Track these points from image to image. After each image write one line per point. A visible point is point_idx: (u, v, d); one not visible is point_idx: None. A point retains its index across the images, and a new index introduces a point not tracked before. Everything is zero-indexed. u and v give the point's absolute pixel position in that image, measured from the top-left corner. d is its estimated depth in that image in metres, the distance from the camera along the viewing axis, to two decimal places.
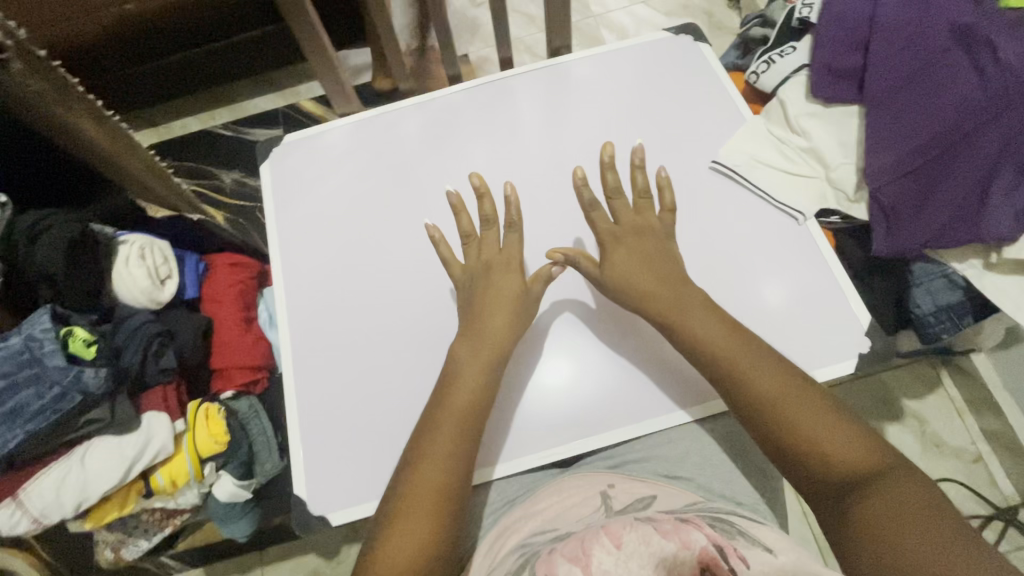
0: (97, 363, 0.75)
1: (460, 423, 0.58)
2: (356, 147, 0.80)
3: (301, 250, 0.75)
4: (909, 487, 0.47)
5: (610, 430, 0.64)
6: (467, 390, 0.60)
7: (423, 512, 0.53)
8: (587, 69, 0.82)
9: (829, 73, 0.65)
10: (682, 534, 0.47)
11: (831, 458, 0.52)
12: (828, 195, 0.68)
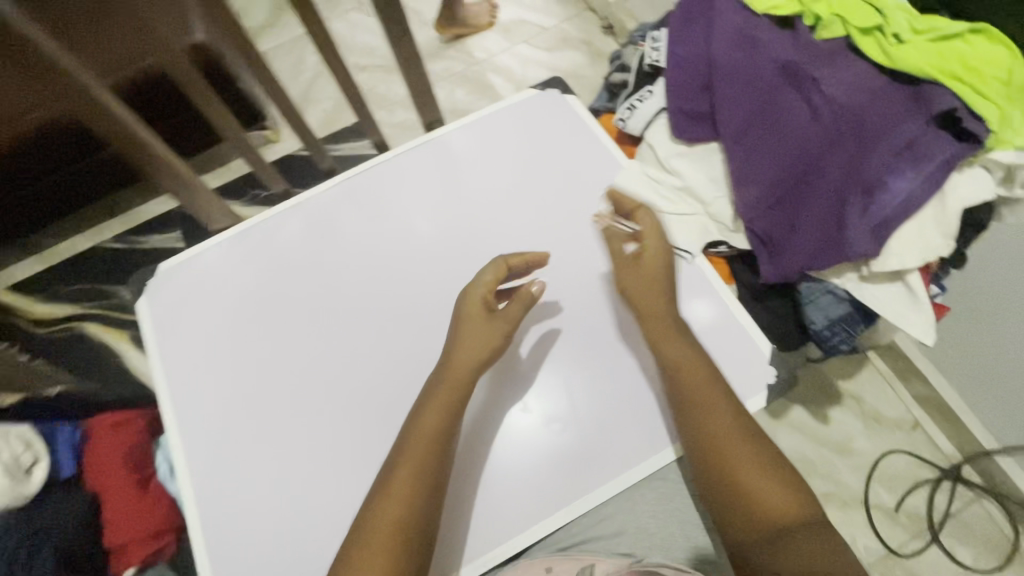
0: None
1: (415, 487, 0.56)
2: (240, 262, 0.76)
3: (191, 387, 0.70)
4: (816, 541, 0.51)
5: (557, 508, 0.61)
6: (428, 443, 0.58)
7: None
8: (464, 140, 0.82)
9: (684, 117, 0.67)
10: None
11: (762, 506, 0.54)
12: (711, 229, 0.69)
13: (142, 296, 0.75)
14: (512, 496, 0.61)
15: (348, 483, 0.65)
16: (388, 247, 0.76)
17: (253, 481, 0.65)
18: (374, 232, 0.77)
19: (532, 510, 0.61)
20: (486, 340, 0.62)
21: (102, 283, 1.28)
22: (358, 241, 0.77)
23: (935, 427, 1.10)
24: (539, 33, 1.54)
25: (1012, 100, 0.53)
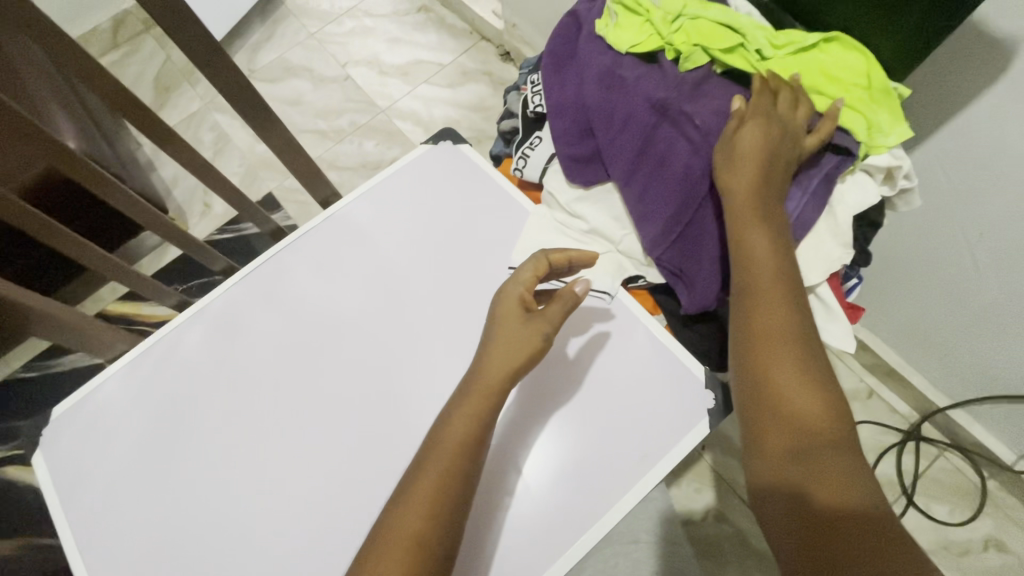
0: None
1: (438, 499, 0.50)
2: (140, 389, 0.68)
3: (107, 543, 0.63)
4: (854, 488, 0.40)
5: (572, 550, 0.57)
6: (453, 453, 0.52)
7: None
8: (363, 212, 0.77)
9: (575, 163, 0.66)
10: None
11: (797, 417, 0.45)
12: (624, 266, 0.68)
13: (36, 449, 0.66)
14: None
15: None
16: (304, 338, 0.71)
17: None
18: (282, 329, 0.72)
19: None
20: (527, 344, 0.56)
21: (17, 420, 1.17)
22: (266, 343, 0.71)
23: (888, 391, 1.12)
24: (438, 71, 1.52)
25: (875, 101, 0.54)
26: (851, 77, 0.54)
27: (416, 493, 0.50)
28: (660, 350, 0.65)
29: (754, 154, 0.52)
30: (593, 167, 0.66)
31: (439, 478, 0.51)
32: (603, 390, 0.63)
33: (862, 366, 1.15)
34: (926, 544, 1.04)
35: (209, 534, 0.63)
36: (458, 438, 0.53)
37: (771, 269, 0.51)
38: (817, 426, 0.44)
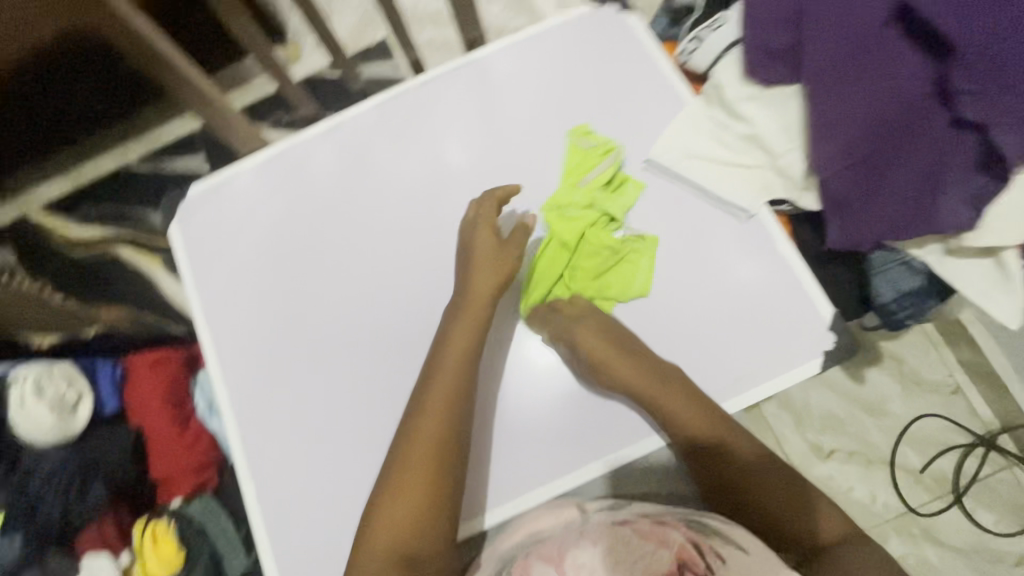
0: (12, 532, 0.73)
1: (448, 429, 0.55)
2: (270, 192, 0.73)
3: (230, 321, 0.70)
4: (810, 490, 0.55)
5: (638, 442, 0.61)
6: (450, 379, 0.57)
7: (410, 498, 0.52)
8: (504, 68, 0.73)
9: (764, 55, 0.58)
10: (659, 533, 0.50)
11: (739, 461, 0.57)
12: (774, 185, 0.62)
13: (174, 221, 0.74)
14: (518, 449, 0.61)
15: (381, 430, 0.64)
16: (425, 180, 0.71)
17: (292, 422, 0.66)
18: (406, 167, 0.72)
19: (526, 462, 0.61)
20: (500, 261, 0.62)
21: None
22: (389, 178, 0.72)
23: (976, 393, 1.07)
24: None
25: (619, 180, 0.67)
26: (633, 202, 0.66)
27: (428, 420, 0.55)
28: (789, 282, 0.60)
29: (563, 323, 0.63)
30: (782, 62, 0.58)
31: (444, 409, 0.55)
32: (708, 306, 0.62)
33: (958, 361, 1.08)
34: (959, 543, 1.03)
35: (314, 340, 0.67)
36: (444, 380, 0.57)
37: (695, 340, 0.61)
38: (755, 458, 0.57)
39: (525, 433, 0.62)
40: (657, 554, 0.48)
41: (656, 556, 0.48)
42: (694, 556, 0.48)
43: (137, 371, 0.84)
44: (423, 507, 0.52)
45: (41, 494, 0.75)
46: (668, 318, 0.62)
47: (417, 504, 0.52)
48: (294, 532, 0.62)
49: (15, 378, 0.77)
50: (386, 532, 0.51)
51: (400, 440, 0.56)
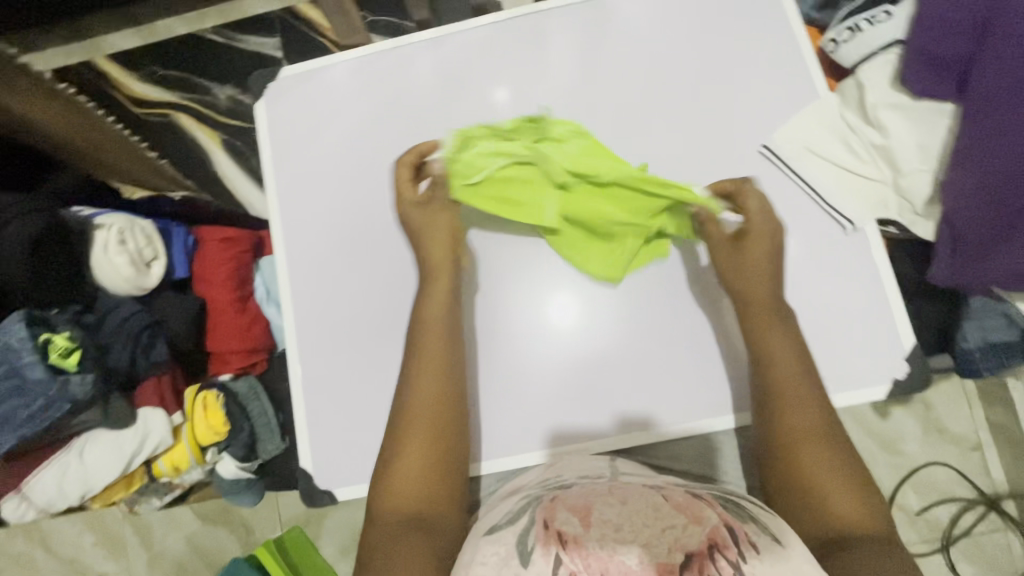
0: (85, 368, 0.66)
1: (445, 389, 0.58)
2: (364, 91, 0.71)
3: (302, 212, 0.69)
4: (846, 465, 0.52)
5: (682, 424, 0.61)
6: (438, 333, 0.59)
7: (417, 450, 0.55)
8: (632, 14, 0.68)
9: (926, 62, 0.56)
10: (693, 509, 0.46)
11: (786, 414, 0.54)
12: (892, 204, 0.60)
13: (260, 96, 0.72)
14: (524, 404, 0.63)
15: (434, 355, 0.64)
16: (524, 114, 0.68)
17: (347, 327, 0.66)
18: (510, 98, 0.69)
19: (539, 412, 0.63)
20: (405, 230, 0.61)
21: None
22: (489, 106, 0.69)
23: (995, 454, 1.06)
24: None
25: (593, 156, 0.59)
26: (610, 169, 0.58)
27: (421, 391, 0.57)
28: (881, 304, 0.58)
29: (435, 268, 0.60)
30: (947, 74, 0.56)
31: (437, 382, 0.58)
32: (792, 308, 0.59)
33: (987, 420, 1.07)
34: None
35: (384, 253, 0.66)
36: (424, 339, 0.59)
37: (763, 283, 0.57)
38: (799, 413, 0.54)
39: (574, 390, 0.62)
40: (688, 527, 0.44)
41: (686, 529, 0.44)
42: (727, 539, 0.43)
43: (207, 243, 0.78)
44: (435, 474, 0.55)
45: (111, 341, 0.71)
46: (734, 257, 0.58)
47: (434, 461, 0.55)
48: (332, 432, 0.64)
49: (99, 223, 0.72)
50: (407, 488, 0.54)
51: (402, 414, 0.57)
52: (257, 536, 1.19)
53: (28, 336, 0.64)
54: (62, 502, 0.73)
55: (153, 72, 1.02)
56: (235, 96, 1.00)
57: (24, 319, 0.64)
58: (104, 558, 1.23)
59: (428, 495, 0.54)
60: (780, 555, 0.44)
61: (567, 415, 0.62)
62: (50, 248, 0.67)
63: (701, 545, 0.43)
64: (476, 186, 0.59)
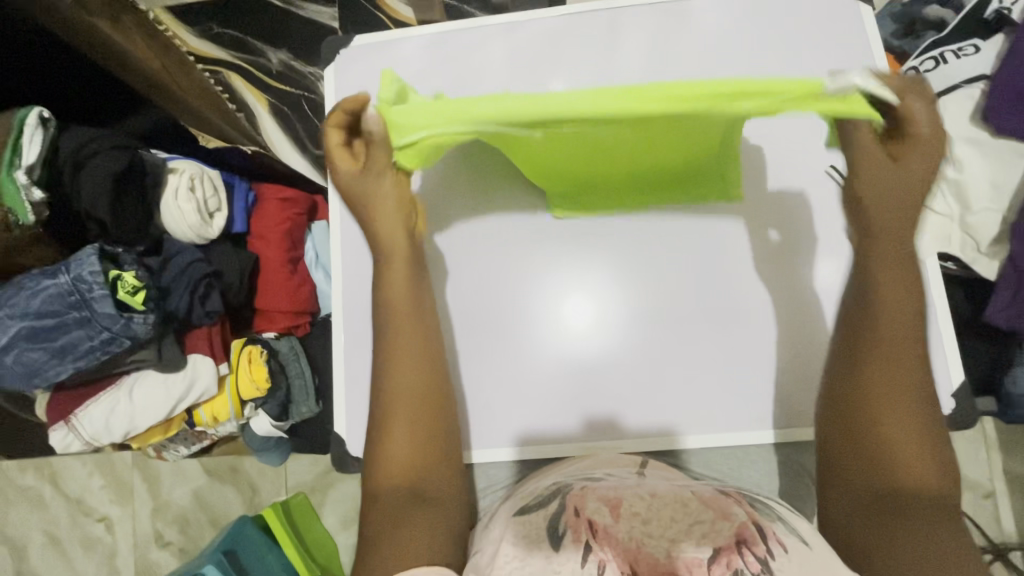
0: (150, 309, 0.64)
1: (423, 356, 0.53)
2: (432, 70, 0.71)
3: None
4: (929, 474, 0.42)
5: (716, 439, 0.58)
6: (407, 310, 0.53)
7: (397, 421, 0.50)
8: (708, 20, 0.68)
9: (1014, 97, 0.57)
10: (721, 505, 0.43)
11: (872, 395, 0.44)
12: (955, 240, 0.60)
13: (331, 63, 0.72)
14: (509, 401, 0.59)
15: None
16: (590, 108, 0.68)
17: None
18: (576, 90, 0.68)
19: (511, 413, 0.59)
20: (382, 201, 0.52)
21: None
22: None
23: (1009, 505, 1.04)
24: None
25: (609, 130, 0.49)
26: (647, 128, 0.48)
27: (400, 360, 0.52)
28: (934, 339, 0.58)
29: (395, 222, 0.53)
30: None
31: (418, 347, 0.53)
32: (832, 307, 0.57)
33: (1005, 470, 1.05)
34: None
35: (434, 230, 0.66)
36: (397, 302, 0.53)
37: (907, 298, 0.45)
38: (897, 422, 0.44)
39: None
40: (717, 522, 0.41)
41: (714, 523, 0.41)
42: (756, 536, 0.40)
43: (266, 200, 0.79)
44: (428, 452, 0.50)
45: (171, 285, 0.70)
46: (859, 255, 0.47)
47: (422, 449, 0.50)
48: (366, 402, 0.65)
49: (171, 168, 0.72)
50: (399, 470, 0.49)
51: (379, 393, 0.52)
52: (261, 498, 1.20)
53: (101, 270, 0.61)
54: (107, 437, 0.73)
55: (207, 28, 1.01)
56: (286, 60, 0.99)
57: (96, 253, 0.62)
58: (109, 502, 1.24)
59: (423, 472, 0.49)
60: (813, 556, 0.40)
61: (566, 411, 0.58)
62: (129, 185, 0.67)
63: (730, 540, 0.40)
64: (411, 148, 0.47)
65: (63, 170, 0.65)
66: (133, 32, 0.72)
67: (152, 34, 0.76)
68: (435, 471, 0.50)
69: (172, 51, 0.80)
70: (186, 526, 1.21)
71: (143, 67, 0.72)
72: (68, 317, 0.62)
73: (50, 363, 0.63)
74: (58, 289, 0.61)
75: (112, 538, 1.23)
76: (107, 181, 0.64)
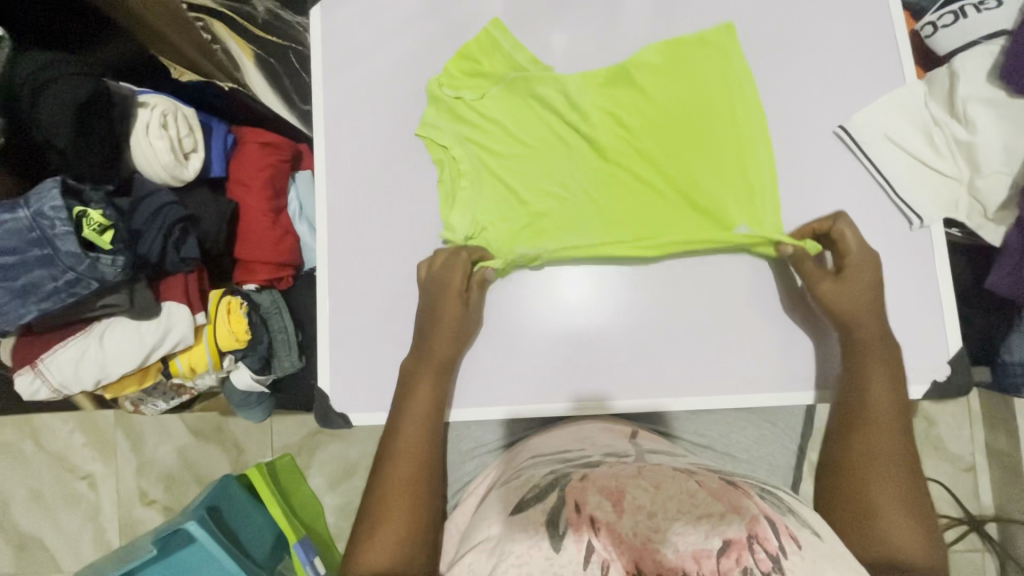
0: (118, 250, 0.61)
1: (423, 442, 0.56)
2: (427, 15, 0.67)
3: (349, 131, 0.66)
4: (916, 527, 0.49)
5: (702, 400, 0.60)
6: (430, 385, 0.58)
7: (397, 506, 0.53)
8: None
9: None
10: (732, 498, 0.42)
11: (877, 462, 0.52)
12: (963, 205, 0.58)
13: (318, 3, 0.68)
14: (502, 372, 0.62)
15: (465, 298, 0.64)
16: (593, 58, 0.65)
17: (380, 254, 0.64)
18: (578, 40, 0.65)
19: (498, 377, 0.62)
20: (446, 349, 0.59)
21: None
22: (556, 43, 0.65)
23: (987, 476, 1.05)
24: None
25: (614, 82, 0.63)
26: (621, 87, 0.63)
27: (427, 371, 0.58)
28: (930, 306, 0.57)
29: (434, 363, 0.59)
30: None
31: (430, 407, 0.57)
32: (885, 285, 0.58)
33: (986, 444, 1.06)
34: None
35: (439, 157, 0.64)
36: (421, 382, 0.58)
37: (878, 322, 0.55)
38: (885, 488, 0.51)
39: (605, 351, 0.61)
40: (726, 515, 0.40)
41: (723, 517, 0.40)
42: (768, 531, 0.40)
43: (247, 145, 0.76)
44: (416, 498, 0.54)
45: (144, 228, 0.66)
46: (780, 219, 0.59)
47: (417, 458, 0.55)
48: (354, 356, 0.63)
49: (142, 103, 0.68)
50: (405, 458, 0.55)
51: (383, 461, 0.56)
52: (247, 457, 1.19)
53: (64, 206, 0.57)
54: (77, 385, 0.71)
55: None
56: (275, 11, 0.78)
57: (58, 186, 0.58)
58: (93, 459, 1.23)
59: (403, 532, 0.52)
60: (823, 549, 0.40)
61: (561, 385, 0.61)
62: (92, 117, 0.62)
63: (741, 535, 0.39)
64: (480, 141, 0.64)
65: (21, 94, 0.60)
66: None
67: None
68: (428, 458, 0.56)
69: None
70: (171, 485, 1.20)
71: None
72: (29, 254, 0.58)
73: (13, 304, 0.60)
74: (17, 224, 0.57)
75: (96, 495, 1.23)
76: (68, 111, 0.60)
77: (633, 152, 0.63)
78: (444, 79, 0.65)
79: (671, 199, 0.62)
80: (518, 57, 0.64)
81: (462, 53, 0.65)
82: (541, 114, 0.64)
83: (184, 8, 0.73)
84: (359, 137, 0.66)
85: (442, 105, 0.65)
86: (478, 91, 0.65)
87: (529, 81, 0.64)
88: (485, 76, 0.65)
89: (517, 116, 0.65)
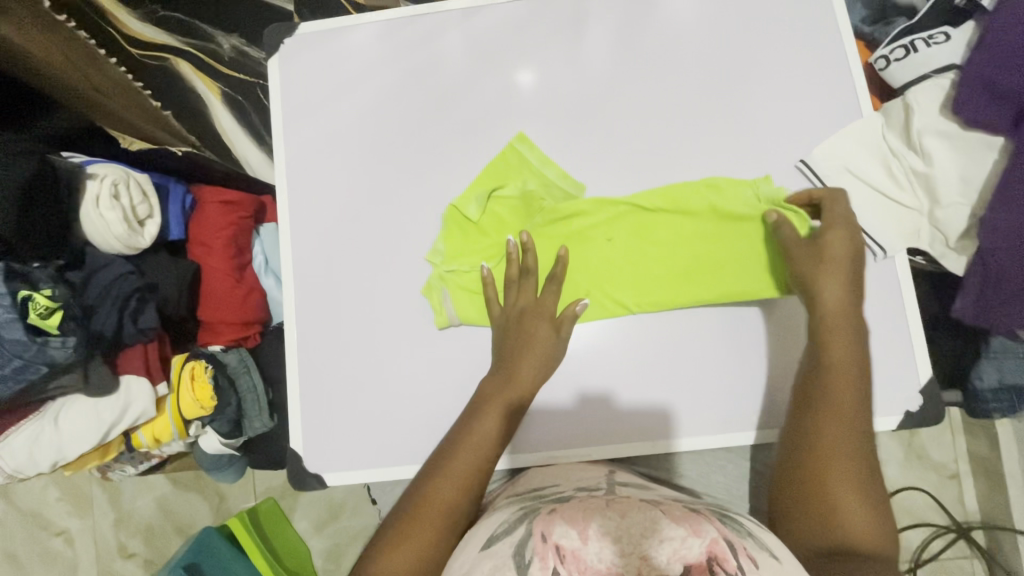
0: (67, 332, 0.63)
1: (468, 485, 0.54)
2: (387, 62, 0.67)
3: (311, 184, 0.65)
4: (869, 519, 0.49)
5: (680, 440, 0.59)
6: (487, 429, 0.56)
7: (423, 532, 0.51)
8: (677, 7, 0.64)
9: (987, 91, 0.55)
10: (693, 521, 0.41)
11: (818, 442, 0.52)
12: (924, 234, 0.59)
13: (275, 54, 0.67)
14: None
15: (454, 345, 0.62)
16: (555, 100, 0.64)
17: (349, 308, 0.63)
18: (541, 82, 0.65)
19: None
20: (512, 387, 0.58)
21: None
22: (517, 87, 0.65)
23: (972, 483, 1.06)
24: None
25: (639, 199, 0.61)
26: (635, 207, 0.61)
27: (495, 396, 0.58)
28: (897, 337, 0.58)
29: (502, 406, 0.57)
30: (1001, 102, 0.55)
31: (487, 450, 0.56)
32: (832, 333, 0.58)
33: (968, 451, 1.07)
34: None
35: (435, 258, 0.63)
36: (488, 426, 0.56)
37: (845, 307, 0.55)
38: (837, 477, 0.51)
39: (595, 401, 0.61)
40: (688, 538, 0.39)
41: (683, 539, 0.39)
42: (726, 551, 0.39)
43: (207, 204, 0.75)
44: (431, 547, 0.51)
45: (98, 302, 0.66)
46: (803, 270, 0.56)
47: (466, 479, 0.54)
48: (327, 413, 0.62)
49: (91, 174, 0.66)
50: (449, 481, 0.54)
51: (416, 502, 0.53)
52: (229, 505, 1.16)
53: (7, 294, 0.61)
54: (33, 469, 0.70)
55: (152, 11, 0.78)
56: (241, 47, 0.80)
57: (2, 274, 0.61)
58: (69, 515, 1.19)
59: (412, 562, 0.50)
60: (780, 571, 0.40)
61: (541, 413, 0.61)
62: (36, 199, 0.60)
63: (701, 558, 0.38)
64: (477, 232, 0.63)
65: None
66: (28, 24, 0.64)
67: (58, 29, 0.68)
68: (470, 491, 0.54)
69: (95, 59, 0.72)
70: (150, 537, 1.17)
71: (43, 65, 0.66)
72: None
73: None
74: None
75: (72, 551, 1.18)
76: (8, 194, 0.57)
77: (659, 279, 0.61)
78: (466, 205, 0.63)
79: (678, 287, 0.60)
80: (546, 173, 0.63)
81: (484, 173, 0.64)
82: (551, 232, 0.63)
83: (130, 78, 0.76)
84: (321, 189, 0.65)
85: (454, 228, 0.64)
86: (503, 201, 0.63)
87: (547, 198, 0.63)
88: (507, 200, 0.63)
89: (544, 251, 0.63)
